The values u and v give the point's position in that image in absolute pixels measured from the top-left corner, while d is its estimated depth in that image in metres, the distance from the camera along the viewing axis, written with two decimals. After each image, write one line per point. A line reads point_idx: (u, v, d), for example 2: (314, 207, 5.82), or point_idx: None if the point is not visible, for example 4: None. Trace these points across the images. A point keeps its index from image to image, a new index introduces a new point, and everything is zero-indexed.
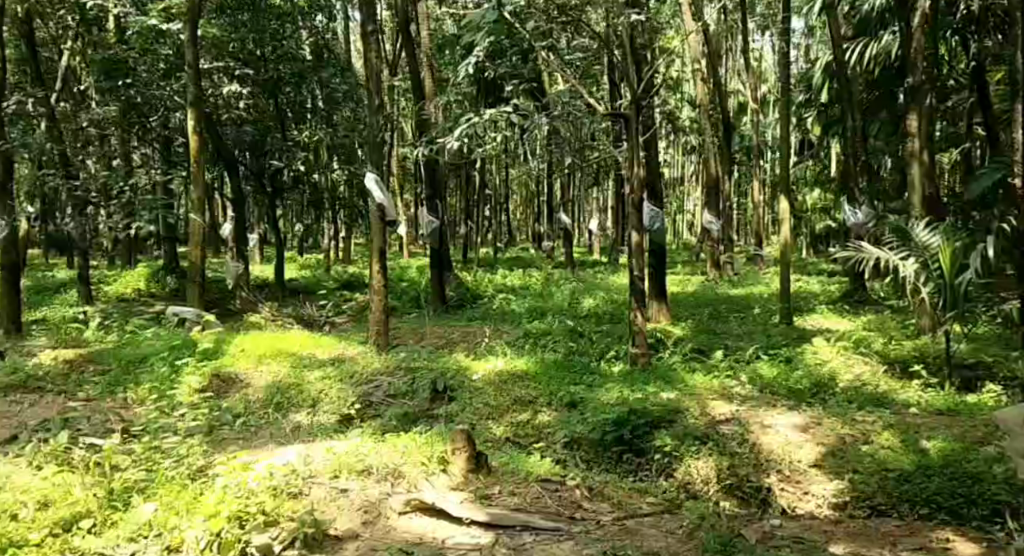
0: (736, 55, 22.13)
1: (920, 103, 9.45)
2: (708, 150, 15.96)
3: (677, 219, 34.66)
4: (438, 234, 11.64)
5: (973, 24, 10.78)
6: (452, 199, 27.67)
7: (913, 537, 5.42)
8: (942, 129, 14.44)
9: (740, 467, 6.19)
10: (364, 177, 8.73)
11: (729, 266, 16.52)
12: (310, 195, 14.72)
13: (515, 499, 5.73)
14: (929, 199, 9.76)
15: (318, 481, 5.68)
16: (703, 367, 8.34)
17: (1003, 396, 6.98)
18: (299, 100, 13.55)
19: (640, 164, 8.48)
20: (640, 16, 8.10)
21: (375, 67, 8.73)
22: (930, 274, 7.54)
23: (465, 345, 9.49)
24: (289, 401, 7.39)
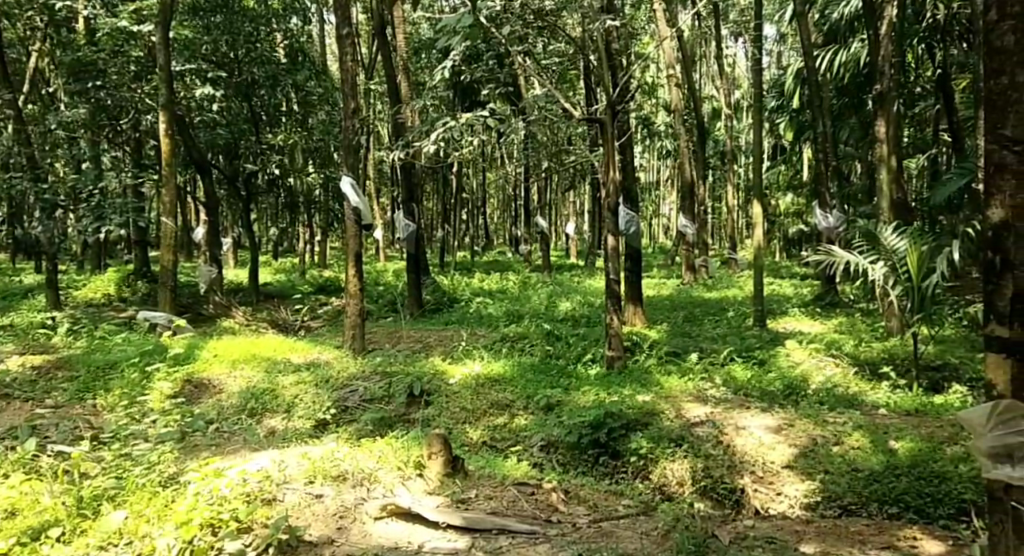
0: (709, 61, 22.34)
1: (887, 109, 9.67)
2: (683, 154, 16.09)
3: (652, 223, 34.89)
4: (415, 237, 11.63)
5: (938, 32, 11.03)
6: (429, 203, 27.63)
7: (881, 535, 5.49)
8: (909, 135, 14.73)
9: (714, 468, 6.25)
10: (340, 181, 8.72)
11: (704, 269, 16.63)
12: (285, 198, 14.67)
13: (491, 503, 5.75)
14: (897, 203, 9.95)
15: (293, 487, 5.66)
16: (678, 369, 8.41)
17: (968, 396, 7.12)
18: (274, 103, 13.33)
19: (616, 169, 8.54)
20: (615, 22, 8.20)
21: (351, 71, 8.73)
22: (898, 277, 7.69)
23: (442, 349, 9.49)
24: (263, 406, 7.36)
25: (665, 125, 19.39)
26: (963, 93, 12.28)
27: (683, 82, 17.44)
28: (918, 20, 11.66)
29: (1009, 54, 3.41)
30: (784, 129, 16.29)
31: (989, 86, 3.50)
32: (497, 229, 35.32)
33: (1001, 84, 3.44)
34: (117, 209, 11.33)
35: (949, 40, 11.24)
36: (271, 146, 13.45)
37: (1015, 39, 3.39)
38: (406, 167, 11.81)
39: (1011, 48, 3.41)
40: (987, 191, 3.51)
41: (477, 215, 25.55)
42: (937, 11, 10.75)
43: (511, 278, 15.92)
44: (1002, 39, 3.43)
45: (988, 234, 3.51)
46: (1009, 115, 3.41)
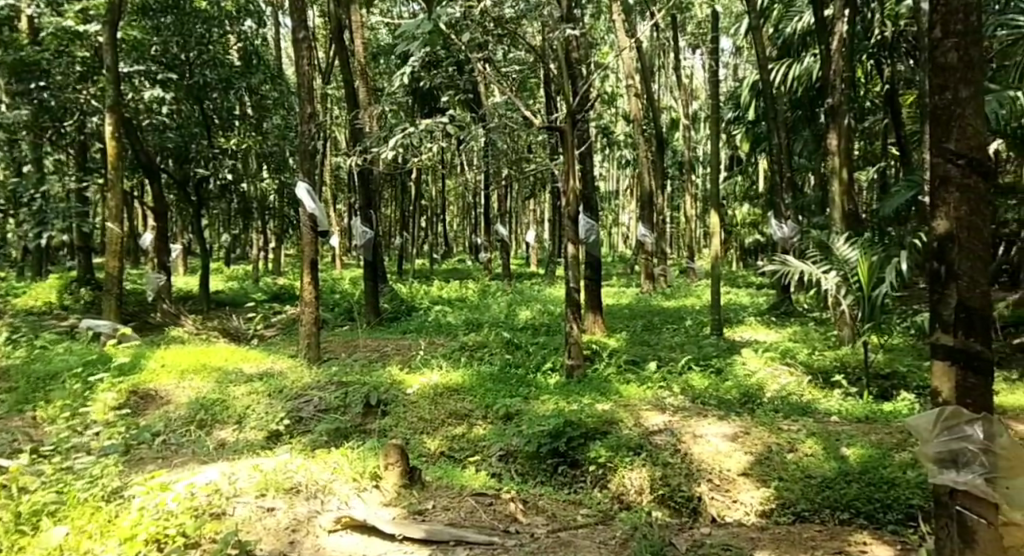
0: (667, 72, 22.61)
1: (838, 122, 9.85)
2: (641, 164, 16.20)
3: (612, 232, 35.10)
4: (372, 245, 11.50)
5: (886, 50, 11.29)
6: (388, 210, 27.43)
7: (833, 541, 5.47)
8: (858, 149, 15.07)
9: (672, 476, 6.25)
10: (297, 187, 8.58)
11: (662, 278, 16.75)
12: (240, 205, 14.44)
13: (448, 514, 5.68)
14: (848, 214, 10.12)
15: (243, 500, 5.53)
16: (637, 378, 8.42)
17: (916, 404, 7.22)
18: (227, 106, 13.18)
19: (576, 177, 8.54)
20: (574, 32, 8.21)
21: (307, 74, 8.60)
22: (850, 287, 7.79)
23: (400, 358, 9.38)
24: (213, 417, 7.21)
25: (625, 135, 19.53)
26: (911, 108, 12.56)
27: (642, 92, 17.57)
28: (868, 36, 11.92)
29: (952, 70, 3.52)
30: (740, 140, 16.52)
31: (933, 101, 3.62)
32: (458, 237, 35.22)
33: (945, 99, 3.56)
34: (60, 213, 11.02)
35: (897, 57, 11.52)
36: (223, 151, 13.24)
37: (958, 56, 3.51)
38: (364, 174, 11.69)
39: (954, 64, 3.52)
40: (933, 202, 3.64)
41: (437, 224, 25.46)
42: (885, 28, 10.99)
43: (470, 286, 15.84)
44: (946, 55, 3.54)
45: (935, 244, 3.65)
46: (953, 130, 3.55)
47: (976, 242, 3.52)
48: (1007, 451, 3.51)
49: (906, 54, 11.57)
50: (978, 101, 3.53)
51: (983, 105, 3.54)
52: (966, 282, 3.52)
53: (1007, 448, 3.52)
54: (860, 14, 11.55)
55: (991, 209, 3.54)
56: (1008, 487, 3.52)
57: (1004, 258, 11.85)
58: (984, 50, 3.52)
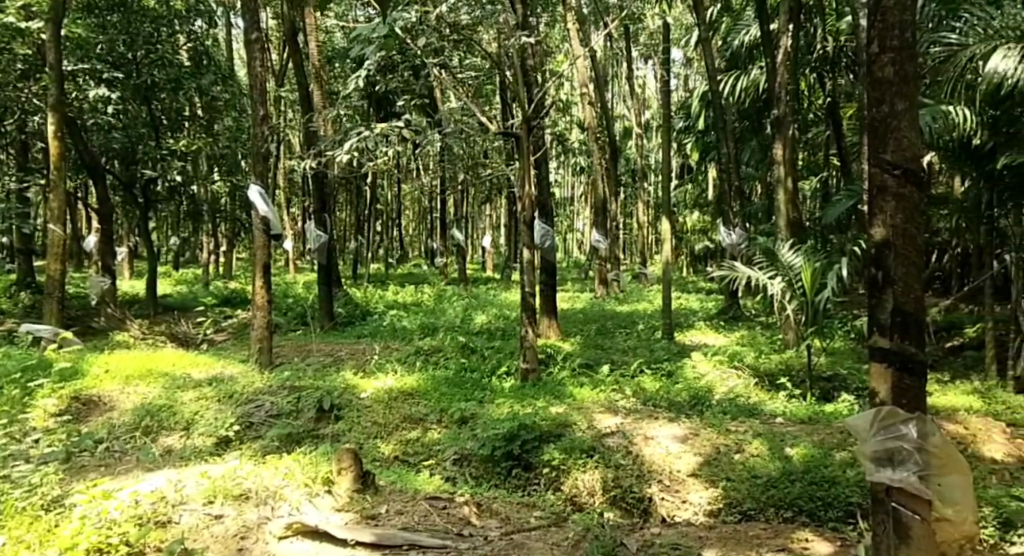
0: (621, 81, 22.93)
1: (784, 132, 10.11)
2: (595, 171, 16.35)
3: (568, 238, 35.32)
4: (326, 249, 11.43)
5: (828, 63, 11.64)
6: (342, 213, 27.24)
7: (776, 538, 5.61)
8: (803, 159, 15.46)
9: (624, 477, 6.34)
10: (249, 190, 8.47)
11: (615, 282, 16.93)
12: (188, 207, 14.24)
13: (401, 519, 5.70)
14: (793, 222, 10.38)
15: (190, 508, 5.48)
16: (590, 381, 8.53)
17: (856, 405, 7.44)
18: (175, 106, 12.98)
19: (531, 182, 8.61)
20: (529, 40, 8.33)
21: (260, 76, 8.55)
22: (794, 292, 7.99)
23: (354, 363, 9.36)
24: (159, 424, 7.11)
25: (579, 141, 19.72)
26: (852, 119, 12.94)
27: (596, 100, 17.78)
28: (811, 50, 12.26)
29: (889, 84, 3.68)
30: (691, 148, 16.83)
31: (872, 113, 3.77)
32: (413, 242, 35.12)
33: (883, 112, 3.71)
34: None
35: (838, 71, 11.89)
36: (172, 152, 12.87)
37: (895, 70, 3.66)
38: (318, 177, 11.65)
39: (891, 79, 3.67)
40: (871, 210, 3.80)
41: (391, 228, 25.40)
42: (828, 42, 11.32)
43: (425, 290, 15.82)
44: (883, 70, 3.69)
45: (873, 251, 3.80)
46: (889, 141, 3.69)
47: (910, 248, 3.68)
48: (939, 449, 3.65)
49: (847, 68, 11.93)
50: (913, 114, 3.68)
51: (917, 117, 3.70)
52: (901, 287, 3.67)
53: (939, 447, 3.66)
54: (804, 28, 11.88)
55: (924, 218, 3.70)
56: (940, 483, 3.66)
57: (937, 265, 12.30)
58: (918, 66, 3.68)
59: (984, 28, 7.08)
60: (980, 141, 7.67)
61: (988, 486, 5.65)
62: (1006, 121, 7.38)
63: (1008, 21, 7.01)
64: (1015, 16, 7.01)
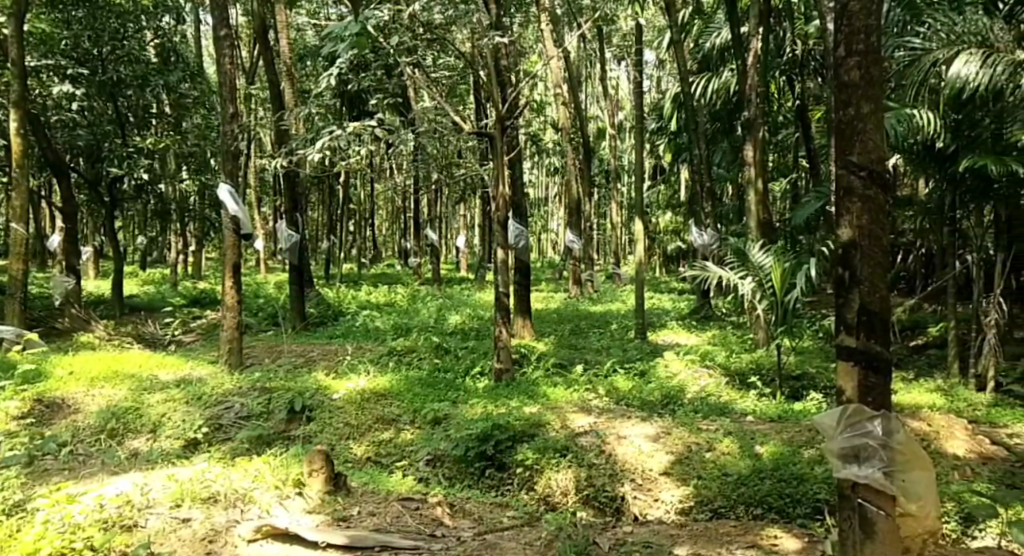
0: (594, 82, 23.00)
1: (754, 134, 10.19)
2: (569, 171, 16.38)
3: (542, 238, 35.39)
4: (298, 249, 11.34)
5: (797, 66, 11.76)
6: (315, 212, 27.06)
7: (746, 535, 5.64)
8: (773, 160, 15.60)
9: (596, 477, 6.35)
10: (219, 189, 8.39)
11: (589, 282, 16.97)
12: (156, 207, 14.06)
13: (374, 520, 5.66)
14: (764, 223, 10.46)
15: (157, 511, 5.41)
16: (564, 381, 8.54)
17: (824, 403, 7.52)
18: (143, 104, 12.80)
19: (505, 183, 8.59)
20: (503, 40, 8.32)
21: (229, 74, 8.45)
22: (764, 292, 8.06)
23: (326, 363, 9.29)
24: (125, 427, 7.01)
25: (553, 141, 19.76)
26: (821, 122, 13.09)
27: (570, 100, 17.81)
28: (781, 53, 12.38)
29: (855, 87, 3.71)
30: (664, 149, 16.91)
31: (839, 115, 3.80)
32: (386, 242, 34.95)
33: (849, 114, 3.74)
34: None
35: (807, 74, 12.02)
36: (138, 149, 12.48)
37: (861, 74, 3.69)
38: (290, 176, 11.55)
39: (857, 82, 3.70)
40: (838, 212, 3.83)
41: (364, 228, 25.25)
42: (796, 45, 11.45)
43: (399, 291, 15.76)
44: (849, 73, 3.72)
45: (840, 251, 3.83)
46: (855, 143, 3.72)
47: (876, 249, 3.71)
48: (903, 446, 3.70)
49: (815, 71, 12.06)
50: (878, 117, 3.71)
51: (882, 120, 3.74)
52: (867, 287, 3.71)
53: (903, 443, 3.70)
54: (773, 31, 11.98)
55: (889, 219, 3.74)
56: (903, 479, 3.70)
57: (901, 266, 12.48)
58: (884, 69, 3.72)
59: (946, 32, 7.16)
60: (943, 144, 7.74)
61: (950, 482, 5.73)
62: (968, 124, 7.57)
63: (969, 25, 7.08)
64: (977, 21, 7.08)
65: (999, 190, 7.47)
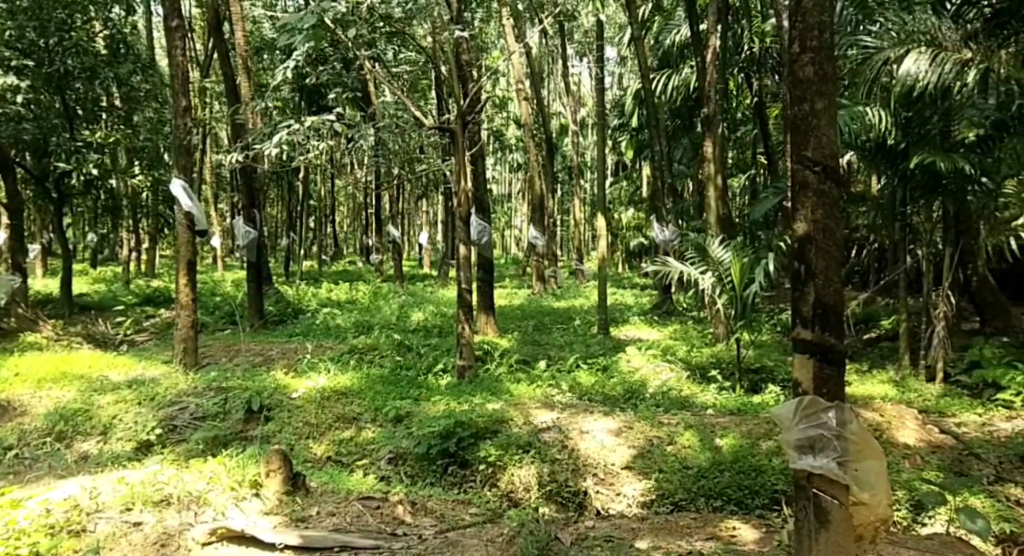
0: (555, 78, 23.01)
1: (714, 130, 10.26)
2: (532, 168, 16.32)
3: (505, 235, 35.35)
4: (256, 246, 11.15)
5: (755, 64, 11.88)
6: (273, 208, 26.68)
7: (706, 527, 5.66)
8: (733, 157, 15.74)
9: (559, 472, 6.33)
10: (171, 184, 8.22)
11: (552, 279, 16.98)
12: (107, 202, 13.78)
13: (333, 520, 5.58)
14: (723, 218, 10.52)
15: (106, 516, 5.29)
16: (527, 377, 8.50)
17: (782, 397, 7.59)
18: (92, 97, 12.49)
19: (466, 178, 8.52)
20: (464, 35, 8.25)
21: (181, 66, 8.27)
22: (724, 287, 8.12)
23: (285, 362, 9.15)
24: (73, 428, 6.84)
25: (515, 137, 19.72)
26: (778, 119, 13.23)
27: (532, 96, 17.76)
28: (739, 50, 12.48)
29: (809, 83, 3.72)
30: (626, 145, 16.97)
31: (793, 111, 3.80)
32: (347, 239, 34.59)
33: (803, 110, 3.74)
34: None
35: (764, 72, 12.13)
36: (87, 144, 12.30)
37: (814, 70, 3.70)
38: (247, 172, 11.34)
39: (811, 78, 3.71)
40: (793, 207, 3.84)
41: (324, 224, 24.97)
42: (754, 42, 11.55)
43: (360, 288, 15.60)
44: (804, 69, 3.72)
45: (795, 245, 3.85)
46: (810, 139, 3.73)
47: (831, 243, 3.74)
48: (856, 436, 3.72)
49: (772, 69, 12.19)
50: (831, 113, 3.73)
51: (836, 115, 3.75)
52: (822, 281, 3.73)
53: (856, 433, 3.73)
54: (731, 29, 12.06)
55: (843, 214, 3.77)
56: (857, 469, 3.73)
57: (855, 260, 12.67)
58: (837, 65, 3.73)
59: (897, 31, 7.36)
60: (894, 141, 7.80)
61: (902, 470, 5.80)
62: (917, 122, 7.64)
63: (918, 24, 7.26)
64: (925, 19, 7.25)
65: (947, 186, 7.52)
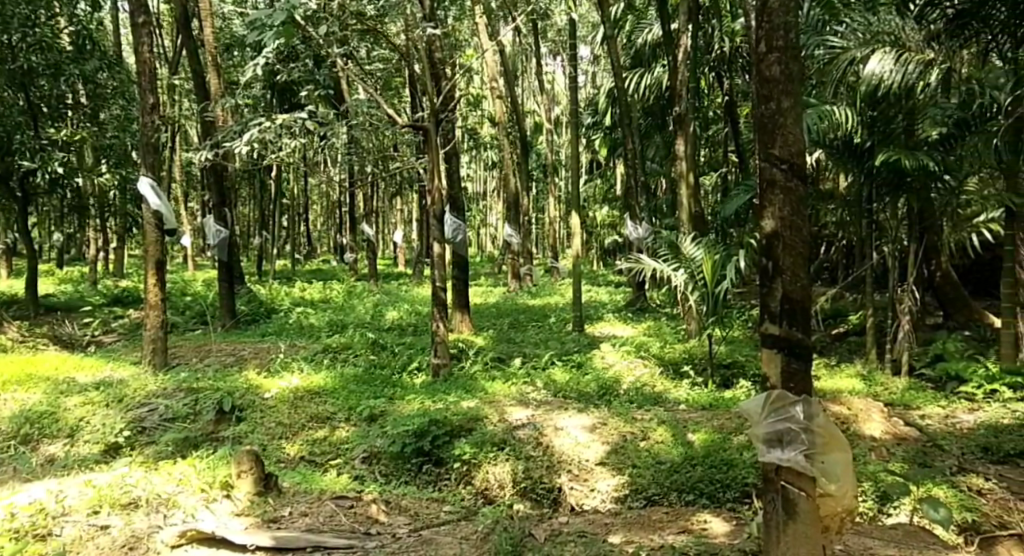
0: (529, 77, 22.99)
1: (685, 129, 10.32)
2: (507, 166, 16.31)
3: (481, 233, 35.38)
4: (227, 245, 11.05)
5: (725, 63, 11.97)
6: (246, 207, 26.48)
7: (678, 521, 5.70)
8: (705, 155, 15.87)
9: (533, 469, 6.34)
10: (139, 182, 8.13)
11: (528, 277, 17.02)
12: (73, 201, 13.59)
13: (305, 520, 5.55)
14: (695, 216, 10.59)
15: (73, 519, 5.23)
16: (502, 374, 8.52)
17: (752, 391, 7.67)
18: (57, 94, 12.32)
19: (440, 176, 8.50)
20: (436, 32, 8.22)
21: (148, 62, 8.17)
22: (696, 283, 8.17)
23: (257, 362, 9.08)
24: (40, 431, 6.74)
25: (488, 136, 19.72)
26: (748, 117, 13.34)
27: (506, 94, 17.76)
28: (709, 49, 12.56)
29: (776, 83, 3.75)
30: (599, 143, 17.05)
31: (760, 110, 3.83)
32: (322, 238, 34.46)
33: (770, 109, 3.77)
34: None
35: (734, 70, 12.23)
36: (52, 143, 12.11)
37: (781, 70, 3.73)
38: (218, 171, 11.24)
39: (777, 77, 3.74)
40: (761, 204, 3.87)
41: (298, 223, 24.83)
42: (725, 41, 11.63)
43: (334, 287, 15.52)
44: (770, 69, 3.76)
45: (764, 242, 3.88)
46: (777, 138, 3.77)
47: (797, 240, 3.77)
48: (823, 429, 3.75)
49: (742, 68, 12.29)
50: (798, 112, 3.76)
51: (802, 114, 3.78)
52: (789, 278, 3.77)
53: (823, 426, 3.76)
54: (701, 28, 12.12)
55: (810, 211, 3.80)
56: (824, 461, 3.76)
57: (824, 257, 12.79)
58: (803, 65, 3.77)
59: (863, 32, 7.58)
60: (860, 139, 7.84)
61: (868, 462, 5.87)
62: (882, 121, 7.70)
63: (883, 25, 7.49)
64: (890, 20, 7.47)
65: (912, 183, 7.60)
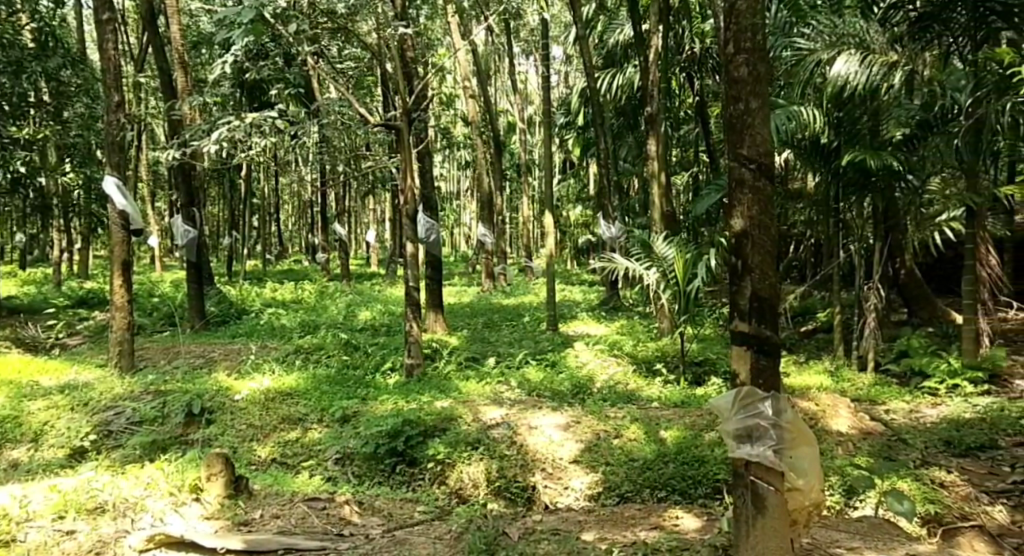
0: (502, 76, 22.98)
1: (657, 129, 10.37)
2: (480, 165, 16.27)
3: (455, 232, 35.31)
4: (196, 245, 10.92)
5: (696, 63, 12.04)
6: (216, 207, 26.19)
7: (649, 517, 5.73)
8: (677, 154, 15.95)
9: (507, 468, 6.34)
10: (105, 182, 8.03)
11: (502, 276, 17.01)
12: (36, 201, 13.33)
13: (277, 522, 5.50)
14: (667, 214, 10.64)
15: (37, 525, 5.15)
16: (476, 373, 8.51)
17: (723, 388, 7.73)
18: (19, 92, 11.81)
19: (412, 175, 8.44)
20: (408, 31, 8.15)
21: (113, 60, 8.04)
22: (668, 282, 8.21)
23: (227, 363, 9.00)
24: (3, 436, 6.61)
25: (461, 135, 19.67)
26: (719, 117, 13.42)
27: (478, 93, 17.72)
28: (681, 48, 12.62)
29: (744, 83, 3.77)
30: (572, 142, 17.09)
31: (728, 111, 3.86)
32: (293, 237, 34.18)
33: (738, 109, 3.80)
34: None
35: (705, 70, 12.30)
36: (14, 141, 11.94)
37: (748, 70, 3.76)
38: (186, 171, 11.10)
39: (745, 78, 3.76)
40: (730, 203, 3.89)
41: (269, 223, 24.62)
42: (696, 42, 11.68)
43: (305, 287, 15.39)
44: (738, 70, 3.78)
45: (732, 241, 3.91)
46: (745, 138, 3.79)
47: (766, 239, 3.80)
48: (792, 424, 3.80)
49: (713, 69, 12.37)
50: (765, 112, 3.79)
51: (769, 114, 3.81)
52: (758, 276, 3.80)
53: (791, 422, 3.80)
54: (672, 29, 12.18)
55: (777, 209, 3.83)
56: (792, 457, 3.80)
57: (793, 255, 12.92)
58: (770, 66, 3.80)
59: (829, 34, 7.75)
60: (827, 139, 7.93)
61: (836, 456, 5.94)
62: (849, 121, 7.79)
63: (849, 28, 7.72)
64: (855, 23, 7.71)
65: (877, 182, 7.68)
